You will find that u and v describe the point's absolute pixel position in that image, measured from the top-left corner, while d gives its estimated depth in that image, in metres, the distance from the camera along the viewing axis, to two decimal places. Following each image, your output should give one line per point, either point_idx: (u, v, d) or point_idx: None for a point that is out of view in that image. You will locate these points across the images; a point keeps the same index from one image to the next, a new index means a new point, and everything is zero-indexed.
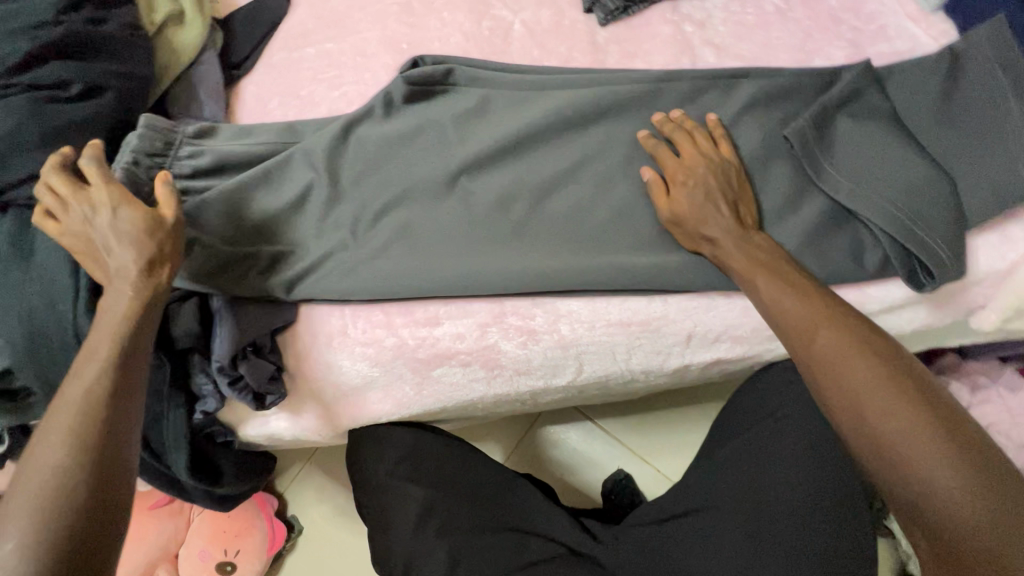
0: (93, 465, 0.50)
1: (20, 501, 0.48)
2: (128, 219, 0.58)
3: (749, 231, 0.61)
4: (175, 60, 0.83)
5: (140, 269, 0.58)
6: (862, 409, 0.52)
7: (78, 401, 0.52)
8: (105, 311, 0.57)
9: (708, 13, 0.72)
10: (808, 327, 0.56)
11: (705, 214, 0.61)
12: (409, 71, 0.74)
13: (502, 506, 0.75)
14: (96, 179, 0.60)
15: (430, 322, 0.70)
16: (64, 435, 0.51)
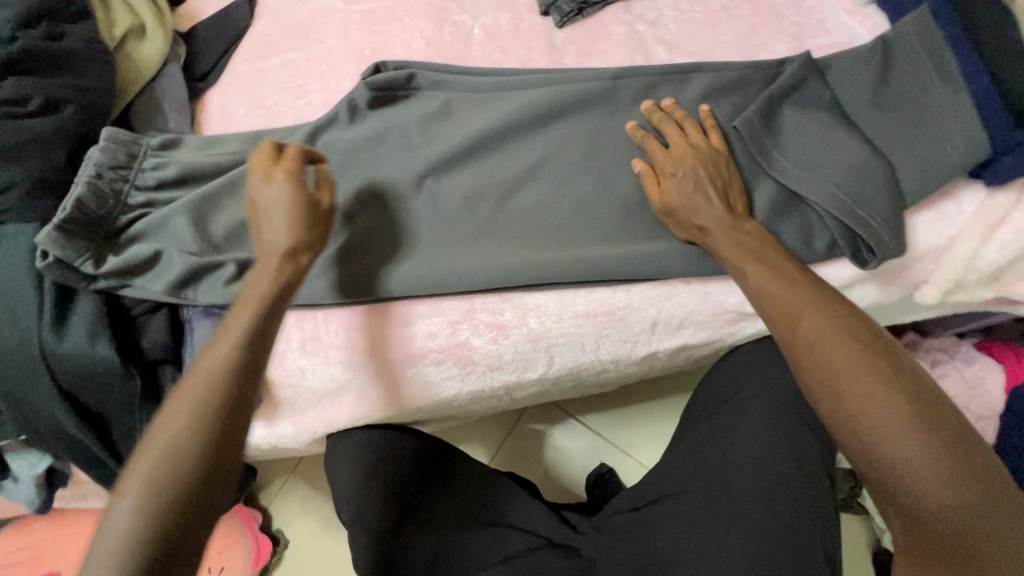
0: (215, 446, 0.49)
1: (145, 467, 0.47)
2: (289, 198, 0.62)
3: (740, 219, 0.61)
4: (138, 74, 0.83)
5: (280, 249, 0.60)
6: (839, 392, 0.50)
7: (213, 370, 0.52)
8: (249, 285, 0.59)
9: (659, 13, 0.75)
10: (792, 311, 0.54)
11: (696, 203, 0.62)
12: (374, 76, 0.75)
13: (482, 502, 0.76)
14: (288, 161, 0.64)
15: (401, 322, 0.71)
16: (188, 404, 0.50)
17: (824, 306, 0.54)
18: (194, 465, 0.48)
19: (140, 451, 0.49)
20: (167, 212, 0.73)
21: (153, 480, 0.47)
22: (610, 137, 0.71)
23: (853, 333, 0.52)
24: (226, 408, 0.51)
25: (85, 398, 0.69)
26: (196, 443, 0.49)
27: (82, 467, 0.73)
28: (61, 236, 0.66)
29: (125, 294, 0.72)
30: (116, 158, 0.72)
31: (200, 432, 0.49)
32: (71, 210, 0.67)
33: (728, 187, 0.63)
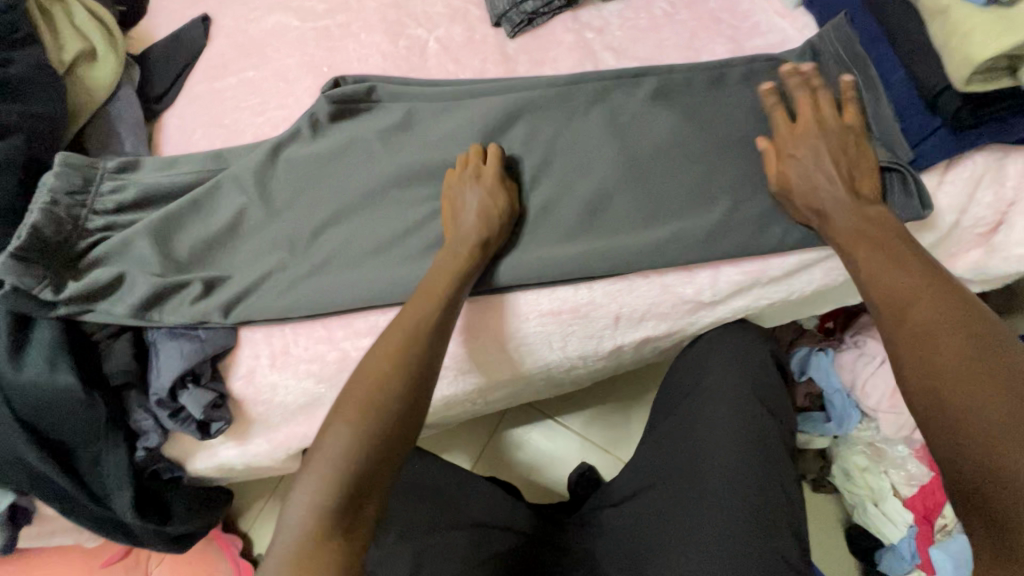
0: (393, 444, 0.55)
1: (332, 441, 0.54)
2: (488, 198, 0.66)
3: (863, 200, 0.59)
4: (90, 98, 0.82)
5: (471, 247, 0.65)
6: (943, 389, 0.47)
7: (390, 360, 0.59)
8: (435, 276, 0.64)
9: (606, 21, 0.79)
10: (907, 301, 0.52)
11: (817, 181, 0.60)
12: (329, 91, 0.76)
13: (461, 504, 0.76)
14: (489, 160, 0.68)
15: (371, 332, 0.71)
16: (374, 388, 0.57)
17: (945, 300, 0.51)
18: (361, 470, 0.52)
19: (325, 436, 0.54)
20: (128, 234, 0.73)
21: (334, 469, 0.52)
22: (567, 134, 0.71)
23: (974, 333, 0.49)
24: (403, 412, 0.56)
25: (48, 427, 0.67)
26: (378, 438, 0.54)
27: (48, 501, 0.71)
28: (17, 263, 0.65)
29: (85, 319, 0.70)
30: (72, 183, 0.72)
31: (383, 429, 0.54)
32: (28, 236, 0.66)
33: (861, 167, 0.60)
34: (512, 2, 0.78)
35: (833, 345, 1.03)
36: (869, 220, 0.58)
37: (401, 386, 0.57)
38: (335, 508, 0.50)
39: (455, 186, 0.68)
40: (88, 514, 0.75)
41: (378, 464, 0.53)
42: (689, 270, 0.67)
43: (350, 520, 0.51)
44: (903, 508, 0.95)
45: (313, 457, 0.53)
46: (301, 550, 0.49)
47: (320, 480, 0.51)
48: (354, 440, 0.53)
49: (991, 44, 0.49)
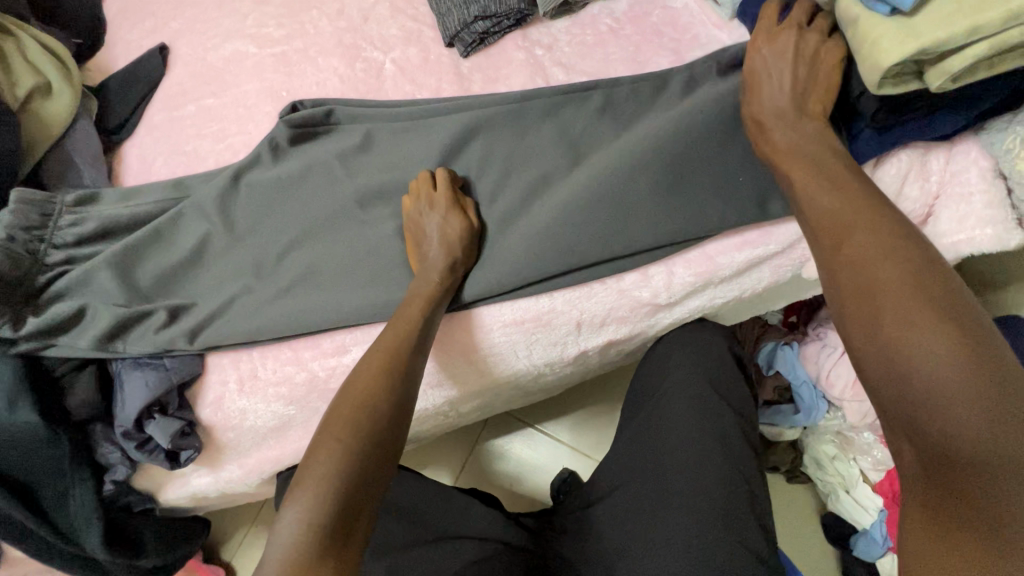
0: (379, 453, 0.56)
1: (313, 471, 0.53)
2: (447, 223, 0.67)
3: (806, 115, 0.61)
4: (47, 133, 0.81)
5: (442, 272, 0.66)
6: (874, 320, 0.47)
7: (369, 382, 0.59)
8: (413, 293, 0.66)
9: (555, 37, 0.81)
10: (842, 233, 0.52)
11: (766, 92, 0.64)
12: (287, 116, 0.77)
13: (433, 520, 0.77)
14: (441, 187, 0.70)
15: (338, 351, 0.72)
16: (352, 414, 0.57)
17: (882, 232, 0.50)
18: (341, 498, 0.51)
19: (309, 460, 0.54)
20: (89, 267, 0.72)
21: (321, 486, 0.52)
22: (519, 149, 0.73)
23: (907, 260, 0.48)
24: (387, 426, 0.57)
25: (9, 467, 0.66)
26: (362, 452, 0.54)
27: (14, 542, 0.70)
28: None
29: (45, 355, 0.69)
30: (28, 219, 0.71)
31: (365, 444, 0.55)
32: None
33: (818, 82, 0.62)
34: (463, 23, 0.80)
35: (798, 339, 1.06)
36: (810, 138, 0.60)
37: (384, 401, 0.58)
38: (328, 525, 0.50)
39: (416, 216, 0.70)
40: (55, 553, 0.73)
41: (366, 473, 0.54)
42: (643, 272, 0.69)
43: (344, 530, 0.51)
44: (873, 493, 0.98)
45: (302, 477, 0.53)
46: (297, 562, 0.48)
47: (311, 500, 0.51)
48: (343, 458, 0.53)
49: (896, 50, 0.52)
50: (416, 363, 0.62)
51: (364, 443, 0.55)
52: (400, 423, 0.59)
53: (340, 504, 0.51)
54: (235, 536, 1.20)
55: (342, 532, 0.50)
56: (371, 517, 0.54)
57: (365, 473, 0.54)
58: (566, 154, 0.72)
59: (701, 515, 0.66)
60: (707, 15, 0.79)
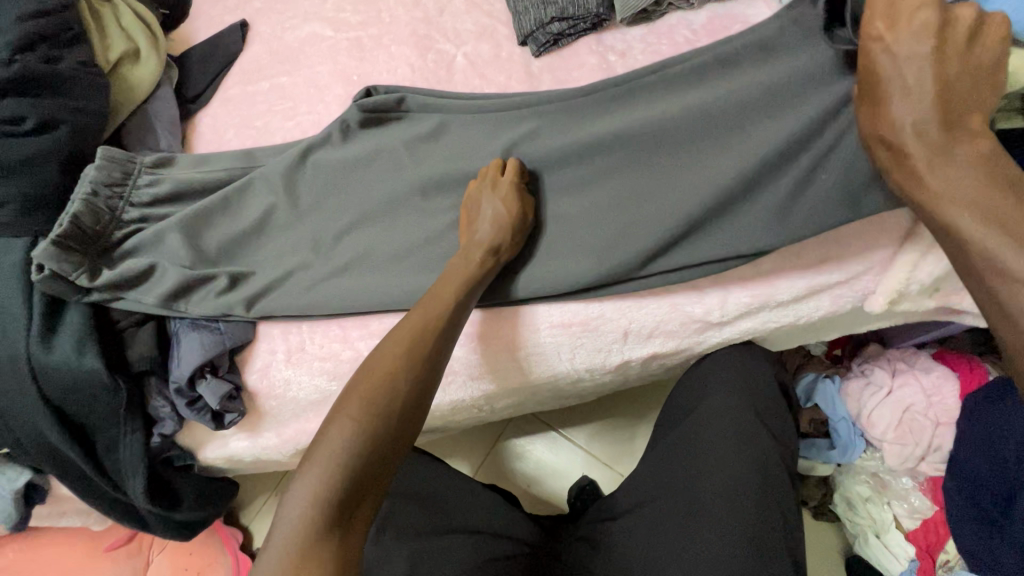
0: (396, 433, 0.55)
1: (326, 446, 0.52)
2: (504, 209, 0.67)
3: (961, 131, 0.49)
4: (131, 96, 0.85)
5: (483, 252, 0.67)
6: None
7: (393, 362, 0.58)
8: (445, 277, 0.66)
9: (629, 45, 0.81)
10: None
11: (897, 96, 0.50)
12: (366, 99, 0.78)
13: (458, 512, 0.78)
14: (508, 174, 0.70)
15: (384, 334, 0.74)
16: (368, 390, 0.56)
17: None
18: (352, 473, 0.51)
19: (325, 432, 0.54)
20: (162, 227, 0.76)
21: (334, 457, 0.51)
22: (587, 139, 0.69)
23: None
24: (407, 407, 0.56)
25: (70, 409, 0.69)
26: (378, 431, 0.54)
27: (65, 480, 0.73)
28: (56, 250, 0.68)
29: (114, 306, 0.73)
30: (111, 176, 0.74)
31: (382, 423, 0.54)
32: (68, 225, 0.70)
33: (956, 79, 0.49)
34: (540, 23, 0.81)
35: (840, 373, 1.05)
36: (971, 167, 0.48)
37: (404, 381, 0.57)
38: (334, 499, 0.50)
39: (476, 196, 0.70)
40: (101, 495, 0.77)
41: (381, 449, 0.54)
42: (698, 288, 0.68)
43: (350, 509, 0.50)
44: (904, 539, 0.95)
45: (317, 448, 0.53)
46: (304, 538, 0.48)
47: (319, 473, 0.51)
48: (362, 433, 0.53)
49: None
50: (443, 351, 0.62)
51: (383, 421, 0.54)
52: (421, 408, 0.58)
53: (348, 482, 0.51)
54: (254, 502, 1.24)
55: (346, 509, 0.50)
56: (380, 497, 0.53)
57: (378, 450, 0.53)
58: None
59: (729, 538, 0.65)
60: None
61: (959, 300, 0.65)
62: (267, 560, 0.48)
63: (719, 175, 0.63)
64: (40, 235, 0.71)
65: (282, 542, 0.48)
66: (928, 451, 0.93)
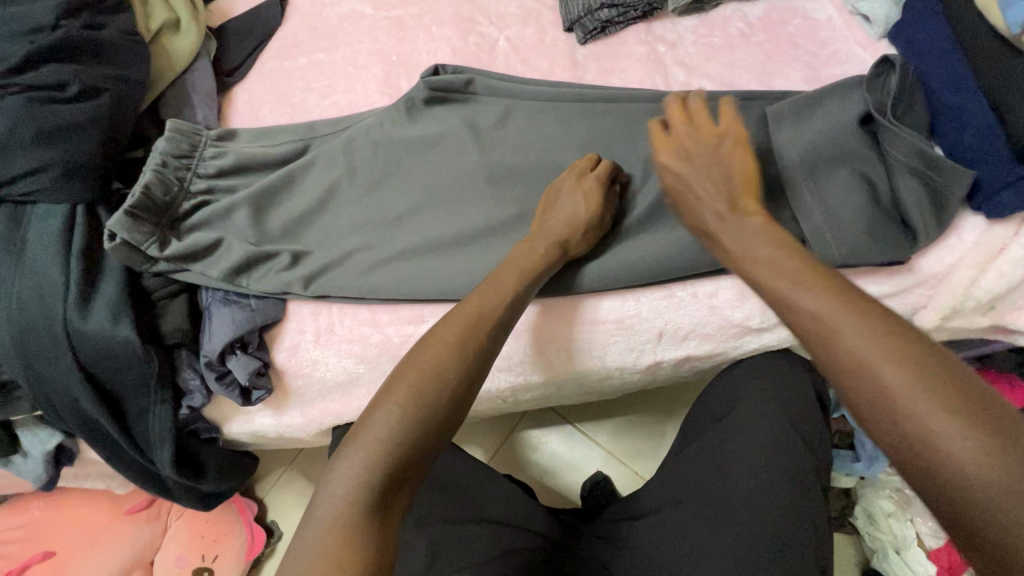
0: (439, 426, 0.53)
1: (371, 431, 0.51)
2: (583, 206, 0.64)
3: (748, 209, 0.54)
4: (171, 66, 0.85)
5: (548, 245, 0.64)
6: (938, 459, 0.38)
7: (445, 351, 0.56)
8: (512, 261, 0.63)
9: (680, 35, 0.78)
10: (828, 318, 0.44)
11: (694, 196, 0.57)
12: (450, 79, 0.77)
13: (478, 503, 0.78)
14: (598, 171, 0.66)
15: (415, 320, 0.73)
16: (414, 379, 0.54)
17: (857, 306, 0.44)
18: (392, 463, 0.50)
19: (368, 417, 0.53)
20: (231, 202, 0.76)
21: (376, 448, 0.50)
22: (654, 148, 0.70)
23: (899, 347, 0.41)
24: (451, 402, 0.54)
25: (103, 377, 0.70)
26: (421, 422, 0.52)
27: (95, 446, 0.74)
28: (129, 219, 0.69)
29: (148, 275, 0.73)
30: (180, 148, 0.76)
31: (424, 414, 0.52)
32: (141, 195, 0.70)
33: (727, 163, 0.57)
34: (588, 9, 0.78)
35: None
36: (759, 231, 0.52)
37: (452, 372, 0.54)
38: (375, 489, 0.49)
39: (558, 187, 0.67)
40: (128, 462, 0.78)
41: (421, 443, 0.52)
42: (739, 291, 0.66)
43: (390, 494, 0.50)
44: (927, 558, 0.93)
45: (360, 432, 0.52)
46: (346, 520, 0.48)
47: (362, 461, 0.50)
48: (402, 425, 0.51)
49: None
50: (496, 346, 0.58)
51: (424, 415, 0.52)
52: (466, 402, 0.56)
53: (384, 474, 0.50)
54: (273, 474, 1.27)
55: (385, 499, 0.50)
56: (416, 485, 0.53)
57: (420, 440, 0.52)
58: None
59: (755, 549, 0.65)
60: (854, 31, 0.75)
61: (1013, 320, 0.62)
62: (298, 546, 0.48)
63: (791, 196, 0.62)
64: (79, 202, 0.71)
65: (321, 525, 0.48)
66: None
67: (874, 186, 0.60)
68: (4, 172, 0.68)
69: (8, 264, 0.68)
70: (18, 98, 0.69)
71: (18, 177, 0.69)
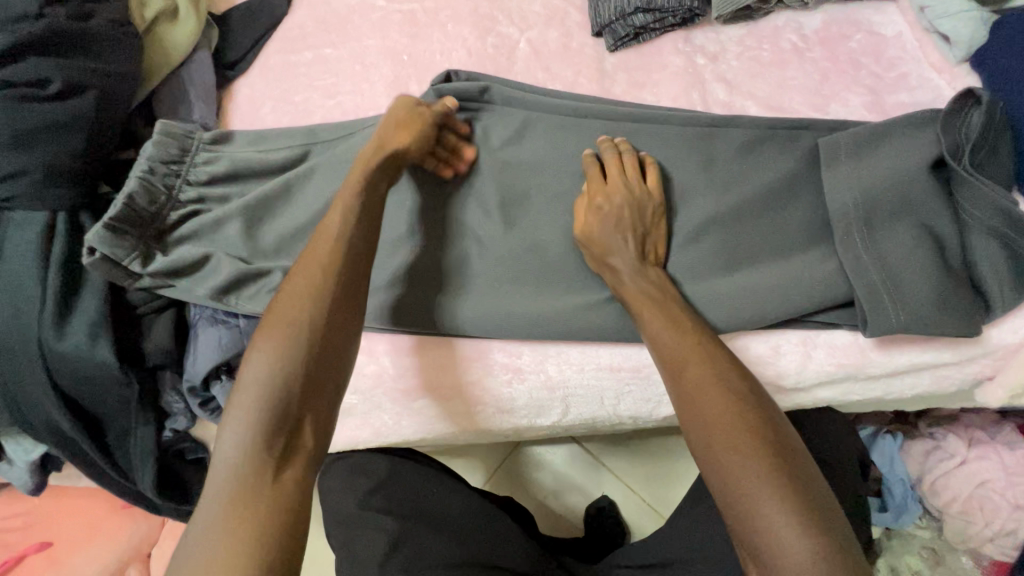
0: (315, 348, 0.51)
1: (250, 374, 0.50)
2: (388, 116, 0.64)
3: (648, 268, 0.58)
4: (165, 59, 0.79)
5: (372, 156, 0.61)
6: (759, 528, 0.43)
7: (309, 270, 0.54)
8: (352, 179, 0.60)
9: (723, 47, 0.70)
10: (678, 356, 0.52)
11: (608, 240, 0.58)
12: (480, 85, 0.69)
13: (478, 542, 0.73)
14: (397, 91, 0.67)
15: (412, 352, 0.66)
16: (284, 307, 0.52)
17: (706, 353, 0.52)
18: (273, 400, 0.48)
19: (242, 379, 0.50)
20: (222, 214, 0.71)
21: (253, 393, 0.49)
22: (688, 179, 0.62)
23: (728, 388, 0.49)
24: (322, 324, 0.52)
25: (81, 398, 0.66)
26: (292, 350, 0.50)
27: (77, 464, 0.71)
28: (110, 234, 0.64)
29: (131, 290, 0.68)
30: (167, 153, 0.70)
31: (296, 342, 0.50)
32: (122, 206, 0.65)
33: (647, 224, 0.60)
34: (620, 12, 0.70)
35: (903, 430, 0.94)
36: (650, 278, 0.58)
37: (310, 298, 0.52)
38: (261, 437, 0.47)
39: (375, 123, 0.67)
40: (111, 480, 0.74)
41: (303, 375, 0.50)
42: (775, 346, 0.59)
43: (284, 446, 0.48)
44: None
45: (239, 389, 0.50)
46: (235, 485, 0.46)
47: (244, 409, 0.48)
48: (274, 363, 0.49)
49: None
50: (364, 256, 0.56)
51: (300, 344, 0.50)
52: (346, 321, 0.54)
53: (270, 421, 0.48)
54: None
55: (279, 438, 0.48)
56: (320, 416, 0.50)
57: (302, 364, 0.50)
58: (710, 186, 0.62)
59: None
60: (926, 51, 0.66)
61: None
62: (199, 517, 0.45)
63: (846, 265, 0.55)
64: (60, 209, 0.67)
65: (214, 487, 0.46)
66: (998, 534, 0.83)
67: (942, 244, 0.54)
68: None
69: None
70: None
71: None
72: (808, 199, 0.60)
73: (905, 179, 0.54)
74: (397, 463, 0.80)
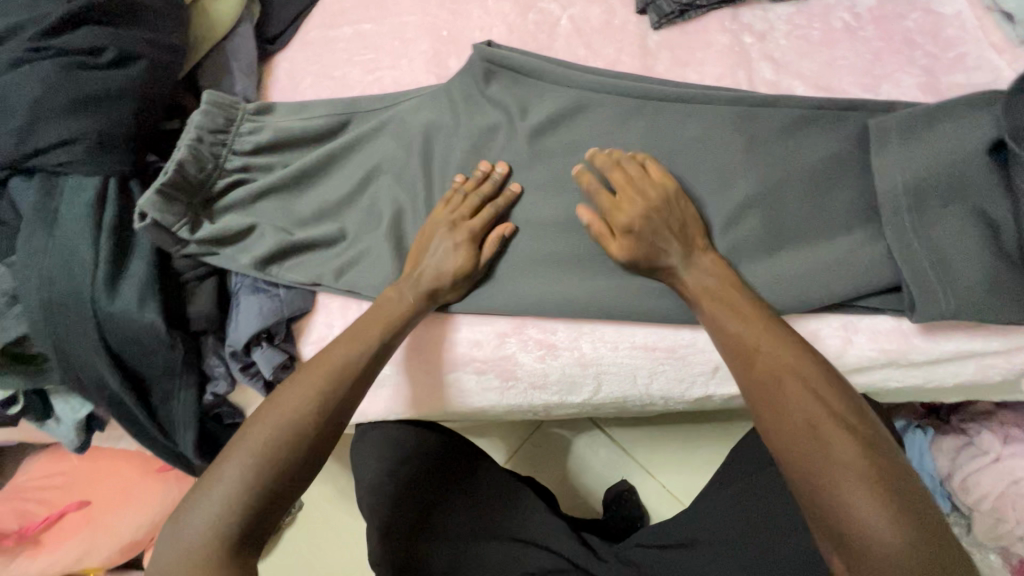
0: (302, 460, 0.52)
1: (227, 470, 0.50)
2: (449, 253, 0.62)
3: (698, 252, 0.58)
4: (210, 32, 0.80)
5: (418, 294, 0.62)
6: (852, 521, 0.43)
7: (316, 375, 0.55)
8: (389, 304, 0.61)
9: (771, 25, 0.69)
10: (751, 345, 0.52)
11: (653, 247, 0.58)
12: (525, 60, 0.69)
13: (506, 514, 0.76)
14: (477, 220, 0.64)
15: (447, 326, 0.67)
16: (280, 408, 0.53)
17: (784, 343, 0.52)
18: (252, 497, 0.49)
19: (221, 465, 0.51)
20: (266, 184, 0.72)
21: (229, 487, 0.49)
22: (731, 159, 0.62)
23: (812, 376, 0.49)
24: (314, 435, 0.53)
25: (129, 358, 0.68)
26: (282, 453, 0.51)
27: (123, 423, 0.73)
28: (161, 199, 0.66)
29: (177, 256, 0.70)
30: (216, 122, 0.72)
31: (286, 450, 0.51)
32: (174, 172, 0.67)
33: (675, 223, 0.59)
34: None
35: (934, 424, 0.93)
36: (711, 271, 0.57)
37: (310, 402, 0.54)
38: (231, 533, 0.48)
39: (429, 228, 0.65)
40: (150, 438, 0.77)
41: (281, 476, 0.51)
42: (814, 330, 0.58)
43: (248, 541, 0.49)
44: None
45: (214, 477, 0.50)
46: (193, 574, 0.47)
47: (216, 502, 0.49)
48: (259, 462, 0.50)
49: None
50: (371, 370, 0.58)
51: (290, 449, 0.52)
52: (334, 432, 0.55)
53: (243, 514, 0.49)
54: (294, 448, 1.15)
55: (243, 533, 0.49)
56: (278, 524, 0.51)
57: (288, 466, 0.51)
58: (755, 167, 0.61)
59: None
60: (986, 31, 0.64)
61: None
62: None
63: (896, 245, 0.55)
64: (112, 175, 0.68)
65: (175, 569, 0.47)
66: None
67: (995, 228, 0.52)
68: (38, 141, 0.65)
69: (39, 236, 0.65)
70: (52, 63, 0.65)
71: (49, 148, 0.65)
72: (854, 182, 0.59)
73: (955, 161, 0.54)
74: (425, 433, 0.79)
